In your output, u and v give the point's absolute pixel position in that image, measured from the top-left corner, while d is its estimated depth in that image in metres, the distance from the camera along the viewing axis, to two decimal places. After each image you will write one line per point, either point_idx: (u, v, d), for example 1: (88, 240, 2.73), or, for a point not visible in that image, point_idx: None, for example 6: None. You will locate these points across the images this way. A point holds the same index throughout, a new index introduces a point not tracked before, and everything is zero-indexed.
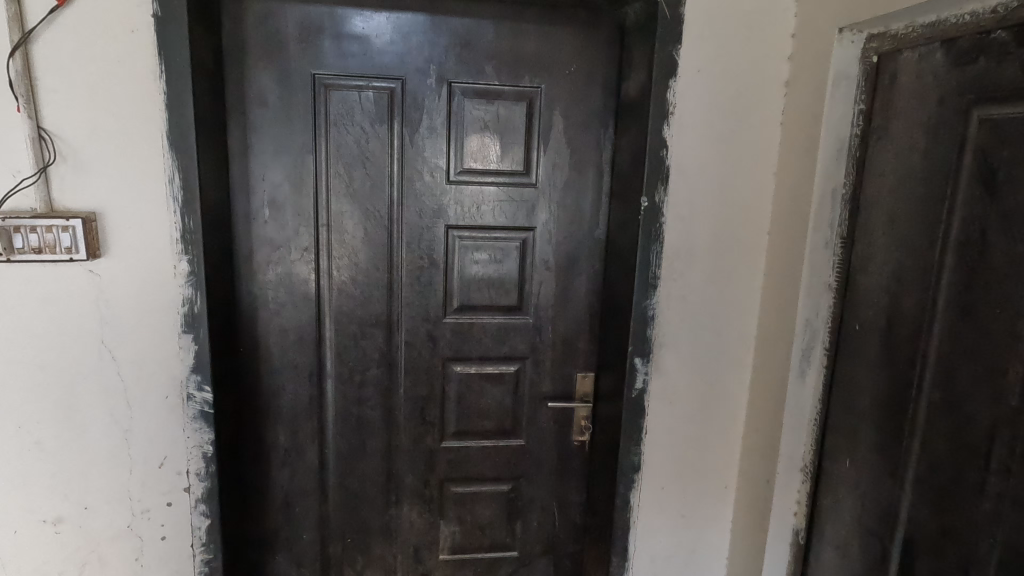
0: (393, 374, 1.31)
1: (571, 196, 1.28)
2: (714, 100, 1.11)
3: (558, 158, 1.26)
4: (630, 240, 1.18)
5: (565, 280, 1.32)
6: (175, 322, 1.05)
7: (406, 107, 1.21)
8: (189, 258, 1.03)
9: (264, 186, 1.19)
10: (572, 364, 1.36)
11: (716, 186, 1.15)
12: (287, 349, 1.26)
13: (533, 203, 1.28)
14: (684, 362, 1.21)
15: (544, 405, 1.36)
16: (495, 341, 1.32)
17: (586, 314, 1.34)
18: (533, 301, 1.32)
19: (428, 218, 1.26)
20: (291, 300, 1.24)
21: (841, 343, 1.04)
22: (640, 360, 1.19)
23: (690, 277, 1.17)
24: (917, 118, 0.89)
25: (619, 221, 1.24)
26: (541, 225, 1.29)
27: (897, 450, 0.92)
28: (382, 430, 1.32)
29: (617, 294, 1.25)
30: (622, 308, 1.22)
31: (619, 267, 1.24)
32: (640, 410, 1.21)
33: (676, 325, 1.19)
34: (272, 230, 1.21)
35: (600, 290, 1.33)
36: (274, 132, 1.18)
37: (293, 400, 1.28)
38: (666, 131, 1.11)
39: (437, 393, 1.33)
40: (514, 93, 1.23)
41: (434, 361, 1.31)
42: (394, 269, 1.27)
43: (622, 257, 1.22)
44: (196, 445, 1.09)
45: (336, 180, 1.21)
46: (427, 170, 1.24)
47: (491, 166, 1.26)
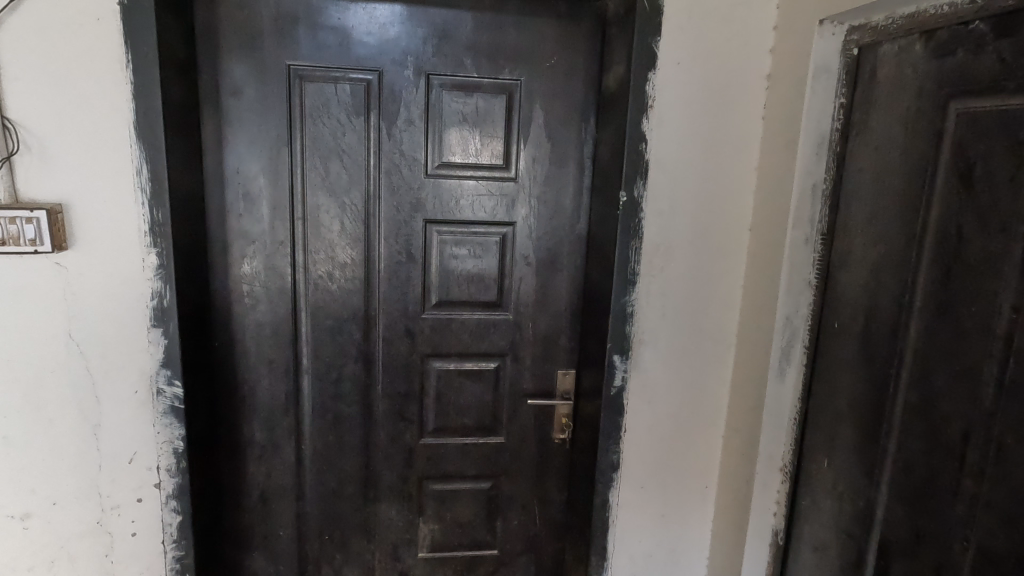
0: (371, 370, 1.29)
1: (552, 191, 1.27)
2: (695, 94, 1.10)
3: (538, 152, 1.25)
4: (609, 236, 1.16)
5: (545, 276, 1.30)
6: (144, 316, 1.04)
7: (383, 99, 1.19)
8: (159, 251, 1.02)
9: (239, 179, 1.18)
10: (552, 361, 1.34)
11: (696, 181, 1.13)
12: (262, 344, 1.24)
13: (513, 198, 1.26)
14: (664, 360, 1.19)
15: (525, 403, 1.35)
16: (475, 338, 1.31)
17: (567, 311, 1.33)
18: (513, 297, 1.30)
19: (406, 213, 1.24)
20: (266, 294, 1.23)
21: (821, 341, 1.03)
22: (618, 357, 1.17)
23: (670, 274, 1.16)
24: (896, 111, 0.87)
25: (599, 217, 1.23)
26: (521, 220, 1.27)
27: (874, 450, 0.91)
28: (359, 427, 1.31)
29: (597, 290, 1.23)
30: (602, 305, 1.20)
31: (600, 263, 1.22)
32: (618, 408, 1.19)
33: (656, 322, 1.18)
34: (247, 223, 1.19)
35: (581, 286, 1.32)
36: (248, 124, 1.16)
37: (269, 396, 1.27)
38: (645, 124, 1.09)
39: (416, 390, 1.31)
40: (493, 85, 1.22)
41: (413, 357, 1.30)
42: (372, 264, 1.25)
43: (602, 253, 1.21)
44: (167, 441, 1.07)
45: (312, 173, 1.20)
46: (405, 164, 1.22)
47: (470, 159, 1.24)
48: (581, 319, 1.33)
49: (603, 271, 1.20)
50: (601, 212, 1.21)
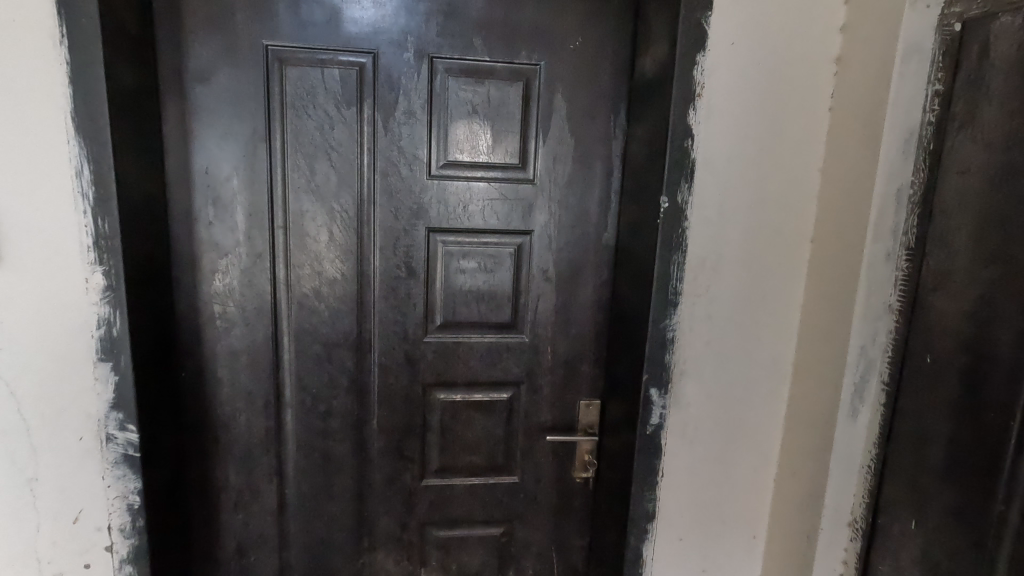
0: (365, 402, 1.12)
1: (575, 194, 1.09)
2: (751, 80, 0.92)
3: (559, 150, 1.07)
4: (645, 248, 0.99)
5: (566, 293, 1.13)
6: (89, 348, 0.86)
7: (378, 87, 1.01)
8: (106, 269, 0.84)
9: (208, 181, 1.00)
10: (574, 390, 1.17)
11: (750, 183, 0.95)
12: (238, 373, 1.07)
13: (530, 202, 1.09)
14: (709, 393, 1.02)
15: (542, 438, 1.18)
16: (484, 364, 1.13)
17: (591, 332, 1.15)
18: (530, 317, 1.13)
19: (406, 220, 1.06)
20: (242, 316, 1.05)
21: (905, 378, 0.85)
22: (656, 391, 1.00)
23: (717, 293, 0.98)
24: (1015, 100, 0.69)
25: (631, 225, 1.05)
26: (539, 228, 1.10)
27: (985, 519, 0.73)
28: (351, 467, 1.13)
29: (628, 310, 1.06)
30: (636, 328, 1.03)
31: (632, 279, 1.05)
32: (654, 449, 1.02)
33: (699, 349, 1.00)
34: (219, 233, 1.01)
35: (608, 304, 1.14)
36: (219, 116, 0.98)
37: (246, 433, 1.09)
38: (692, 117, 0.91)
39: (417, 424, 1.14)
40: (508, 71, 1.04)
41: (413, 387, 1.12)
42: (366, 279, 1.08)
43: (635, 267, 1.03)
44: (119, 496, 0.90)
45: (295, 173, 1.02)
46: (404, 163, 1.04)
47: (481, 158, 1.06)
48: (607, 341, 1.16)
49: (636, 288, 1.03)
50: (635, 220, 1.04)
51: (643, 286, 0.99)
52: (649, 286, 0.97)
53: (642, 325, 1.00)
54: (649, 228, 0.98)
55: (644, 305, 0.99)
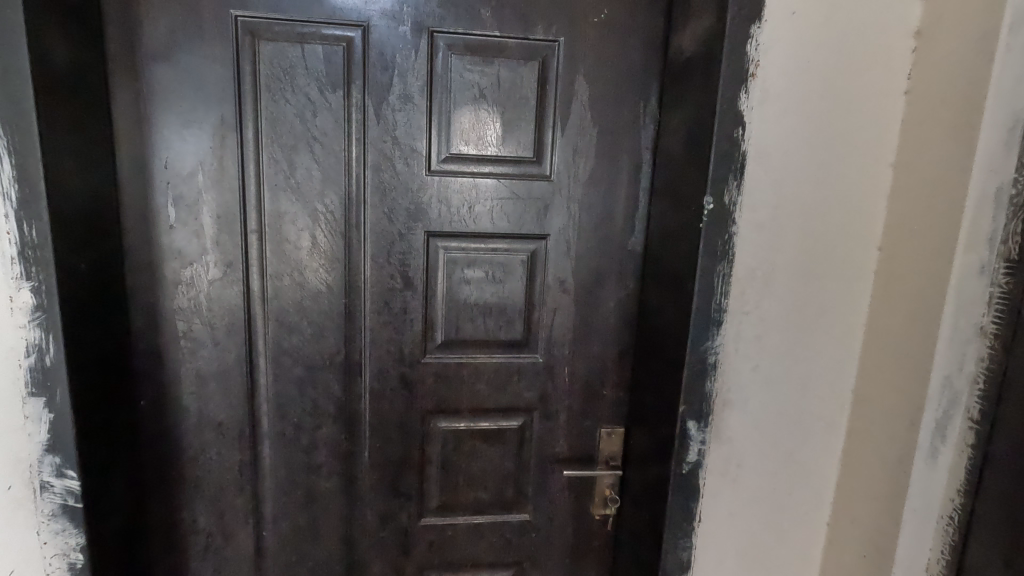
0: (355, 433, 0.97)
1: (597, 194, 0.95)
2: (813, 58, 0.77)
3: (580, 141, 0.93)
4: (683, 257, 0.84)
5: (586, 307, 0.98)
6: (18, 379, 0.71)
7: (369, 67, 0.86)
8: (35, 284, 0.69)
9: (168, 178, 0.85)
10: (594, 417, 1.02)
11: (809, 181, 0.81)
12: (207, 401, 0.92)
13: (546, 202, 0.94)
14: (755, 426, 0.88)
15: (558, 471, 1.04)
16: (492, 388, 0.99)
17: (614, 351, 1.00)
18: (544, 334, 0.98)
19: (402, 224, 0.92)
20: (211, 334, 0.90)
21: (1000, 416, 0.70)
22: (694, 424, 0.85)
23: (768, 310, 0.84)
24: None
25: (664, 230, 0.90)
26: (556, 232, 0.95)
27: None
28: (339, 506, 0.99)
29: (660, 328, 0.91)
30: (669, 351, 0.88)
31: (665, 292, 0.90)
32: (691, 492, 0.87)
33: (745, 375, 0.86)
34: (182, 238, 0.86)
35: (634, 319, 1.00)
36: (180, 100, 0.83)
37: (218, 469, 0.94)
38: (743, 101, 0.76)
39: (414, 457, 0.99)
40: (521, 48, 0.89)
41: (411, 415, 0.98)
42: (355, 292, 0.93)
43: (669, 279, 0.88)
44: (58, 554, 0.75)
45: (271, 168, 0.87)
46: (400, 156, 0.89)
47: (489, 151, 0.92)
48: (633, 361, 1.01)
49: (669, 303, 0.88)
50: (669, 224, 0.89)
51: (680, 301, 0.85)
52: (688, 302, 0.83)
53: (679, 348, 0.85)
54: (688, 234, 0.83)
55: (681, 323, 0.84)
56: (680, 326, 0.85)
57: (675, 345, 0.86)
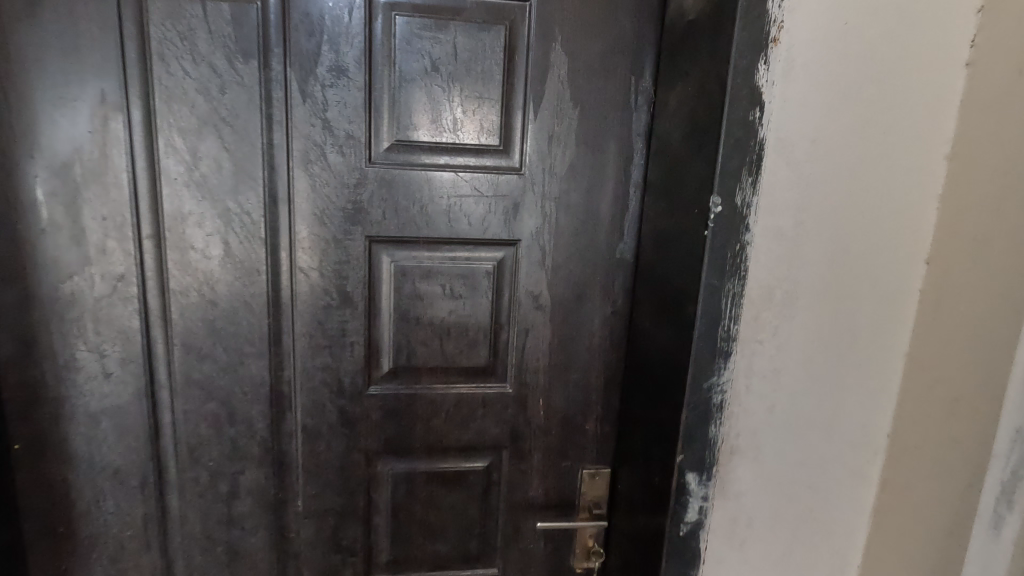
0: (286, 478, 0.81)
1: (578, 191, 0.78)
2: (853, 18, 0.60)
3: (558, 127, 0.76)
4: (683, 272, 0.67)
5: (565, 327, 0.82)
6: None
7: (291, 31, 0.68)
8: None
9: (36, 169, 0.67)
10: (574, 455, 0.87)
11: (841, 178, 0.64)
12: (100, 443, 0.75)
13: (516, 201, 0.77)
14: (769, 477, 0.71)
15: (531, 519, 0.88)
16: (452, 424, 0.83)
17: (599, 379, 0.84)
18: (514, 359, 0.82)
19: (338, 227, 0.75)
20: (101, 363, 0.73)
21: None
22: (694, 477, 0.69)
23: (787, 339, 0.67)
24: None
25: (659, 235, 0.74)
26: (528, 236, 0.78)
27: None
28: (269, 564, 0.83)
29: (653, 357, 0.75)
30: (664, 386, 0.72)
31: (659, 313, 0.73)
32: (689, 558, 0.71)
33: (758, 417, 0.69)
34: (57, 244, 0.69)
35: (622, 342, 0.83)
36: (47, 71, 0.65)
37: (117, 524, 0.78)
38: (762, 73, 0.59)
39: (359, 504, 0.83)
40: (483, 10, 0.71)
41: (353, 456, 0.81)
42: (281, 310, 0.76)
43: (665, 298, 0.72)
44: None
45: (169, 158, 0.69)
46: (334, 143, 0.72)
47: (445, 137, 0.74)
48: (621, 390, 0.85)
49: (664, 327, 0.72)
50: (665, 229, 0.72)
51: (678, 327, 0.68)
52: (688, 328, 0.66)
53: (676, 384, 0.69)
54: (689, 243, 0.66)
55: (678, 354, 0.68)
56: (678, 358, 0.68)
57: (672, 381, 0.69)
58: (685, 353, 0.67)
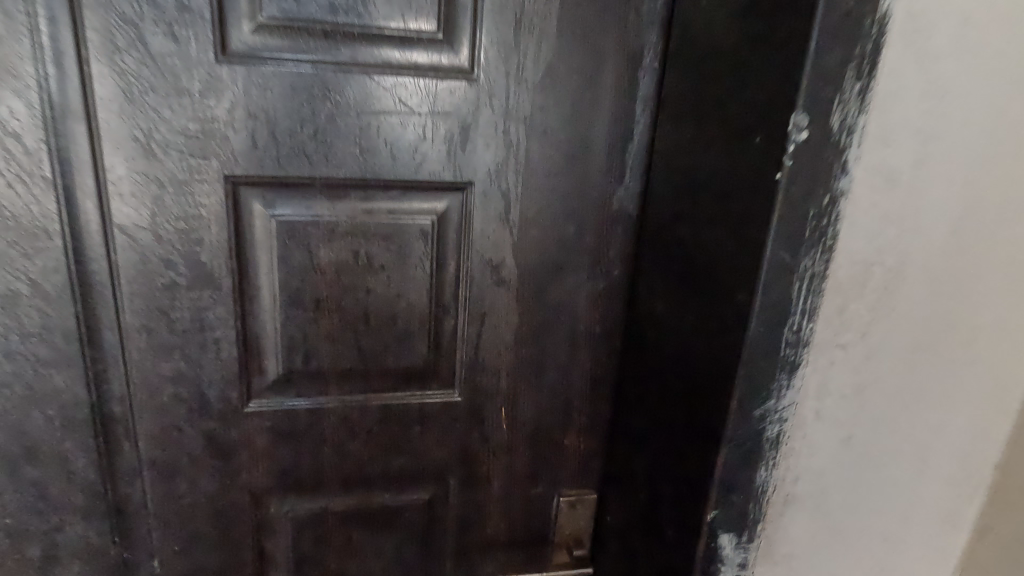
0: (132, 534, 0.55)
1: (560, 110, 0.51)
2: None
3: (530, 5, 0.48)
4: (726, 239, 0.43)
5: (538, 310, 0.57)
6: None
7: None
8: None
9: None
10: (547, 479, 0.64)
11: (990, 88, 0.40)
12: None
13: (465, 122, 0.50)
14: (833, 531, 0.50)
15: (489, 562, 0.65)
16: (378, 447, 0.58)
17: (584, 378, 0.61)
18: (465, 356, 0.57)
19: (178, 161, 0.46)
20: None
21: None
22: (730, 539, 0.47)
23: (881, 341, 0.44)
24: None
25: (681, 179, 0.49)
26: (483, 178, 0.52)
27: None
28: None
29: (666, 358, 0.51)
30: (686, 405, 0.48)
31: (677, 296, 0.49)
32: None
33: (828, 453, 0.47)
34: None
35: (618, 327, 0.59)
36: None
37: None
38: None
39: (246, 561, 0.59)
40: None
41: (234, 498, 0.56)
42: (95, 294, 0.48)
43: (689, 274, 0.48)
44: None
45: None
46: (157, 19, 0.43)
47: (348, 16, 0.46)
48: (614, 393, 0.62)
49: (688, 317, 0.48)
50: (692, 170, 0.47)
51: (717, 324, 0.44)
52: (737, 330, 0.42)
53: (710, 409, 0.45)
54: (742, 194, 0.41)
55: (716, 365, 0.44)
56: (715, 372, 0.44)
57: (703, 403, 0.46)
58: (729, 366, 0.43)
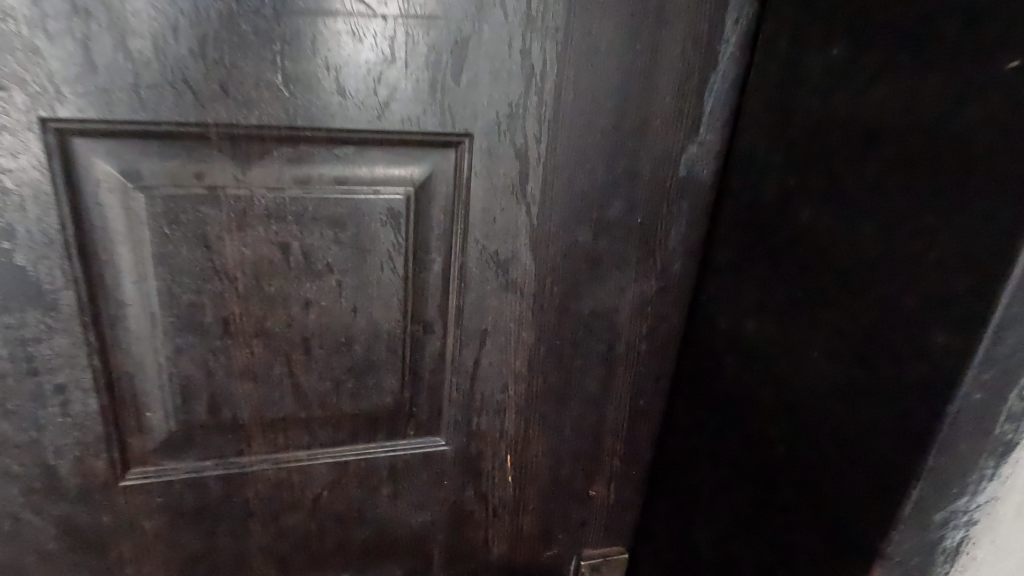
0: None
1: (613, 22, 0.32)
2: None
3: None
4: (909, 243, 0.26)
5: (563, 325, 0.39)
6: None
7: None
8: None
9: None
10: (564, 540, 0.47)
11: None
12: None
13: (458, 35, 0.30)
14: None
15: None
16: (331, 518, 0.41)
17: (621, 411, 0.44)
18: (457, 391, 0.39)
19: None
20: None
21: None
22: None
23: None
24: None
25: (808, 138, 0.31)
26: (488, 130, 0.33)
27: None
28: None
29: (761, 405, 0.35)
30: (798, 484, 0.32)
31: (788, 321, 0.32)
32: None
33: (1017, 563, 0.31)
34: None
35: (672, 344, 0.42)
36: None
37: None
38: None
39: None
40: None
41: None
42: None
43: (815, 289, 0.31)
44: None
45: None
46: None
47: None
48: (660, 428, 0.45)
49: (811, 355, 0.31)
50: (836, 122, 0.29)
51: (875, 377, 0.27)
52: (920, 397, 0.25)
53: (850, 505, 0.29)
54: (959, 172, 0.24)
55: (869, 443, 0.28)
56: (866, 452, 0.28)
57: (835, 492, 0.30)
58: (896, 450, 0.26)
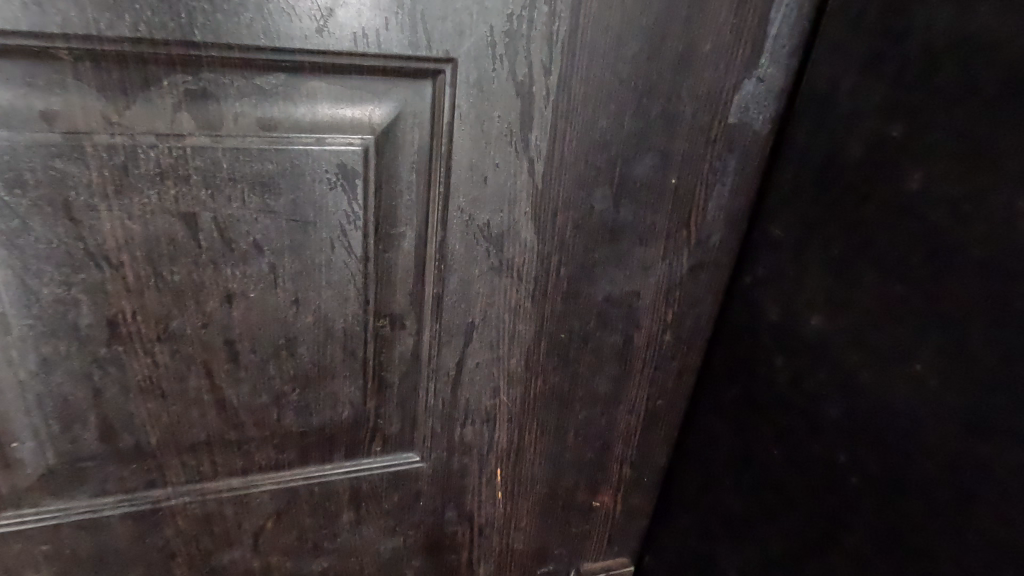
0: None
1: None
2: None
3: None
4: None
5: (568, 313, 0.31)
6: None
7: None
8: None
9: None
10: (561, 555, 0.40)
11: None
12: None
13: None
14: None
15: None
16: (277, 552, 0.33)
17: (636, 414, 0.36)
18: (433, 398, 0.31)
19: None
20: None
21: None
22: None
23: None
24: None
25: (920, 75, 0.23)
26: (473, 54, 0.23)
27: None
28: None
29: (820, 420, 0.28)
30: (870, 524, 0.26)
31: (871, 321, 0.25)
32: None
33: None
34: None
35: (702, 334, 0.34)
36: None
37: None
38: None
39: None
40: None
41: None
42: None
43: (907, 283, 0.24)
44: None
45: None
46: None
47: None
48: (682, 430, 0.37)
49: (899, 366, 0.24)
50: (974, 63, 0.21)
51: (1010, 411, 0.20)
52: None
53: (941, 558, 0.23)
54: None
55: (992, 492, 0.21)
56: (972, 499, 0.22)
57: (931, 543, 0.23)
58: None
